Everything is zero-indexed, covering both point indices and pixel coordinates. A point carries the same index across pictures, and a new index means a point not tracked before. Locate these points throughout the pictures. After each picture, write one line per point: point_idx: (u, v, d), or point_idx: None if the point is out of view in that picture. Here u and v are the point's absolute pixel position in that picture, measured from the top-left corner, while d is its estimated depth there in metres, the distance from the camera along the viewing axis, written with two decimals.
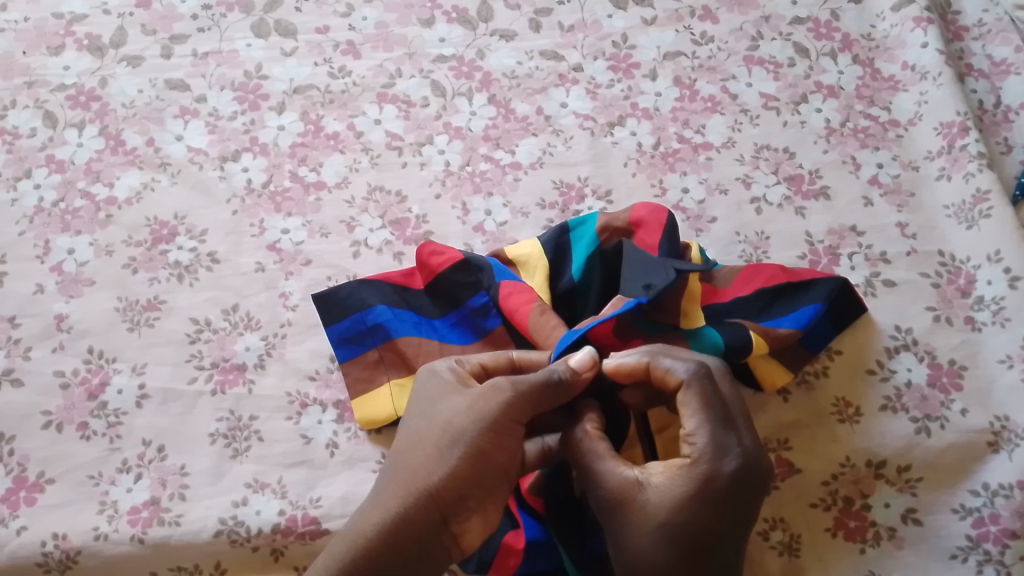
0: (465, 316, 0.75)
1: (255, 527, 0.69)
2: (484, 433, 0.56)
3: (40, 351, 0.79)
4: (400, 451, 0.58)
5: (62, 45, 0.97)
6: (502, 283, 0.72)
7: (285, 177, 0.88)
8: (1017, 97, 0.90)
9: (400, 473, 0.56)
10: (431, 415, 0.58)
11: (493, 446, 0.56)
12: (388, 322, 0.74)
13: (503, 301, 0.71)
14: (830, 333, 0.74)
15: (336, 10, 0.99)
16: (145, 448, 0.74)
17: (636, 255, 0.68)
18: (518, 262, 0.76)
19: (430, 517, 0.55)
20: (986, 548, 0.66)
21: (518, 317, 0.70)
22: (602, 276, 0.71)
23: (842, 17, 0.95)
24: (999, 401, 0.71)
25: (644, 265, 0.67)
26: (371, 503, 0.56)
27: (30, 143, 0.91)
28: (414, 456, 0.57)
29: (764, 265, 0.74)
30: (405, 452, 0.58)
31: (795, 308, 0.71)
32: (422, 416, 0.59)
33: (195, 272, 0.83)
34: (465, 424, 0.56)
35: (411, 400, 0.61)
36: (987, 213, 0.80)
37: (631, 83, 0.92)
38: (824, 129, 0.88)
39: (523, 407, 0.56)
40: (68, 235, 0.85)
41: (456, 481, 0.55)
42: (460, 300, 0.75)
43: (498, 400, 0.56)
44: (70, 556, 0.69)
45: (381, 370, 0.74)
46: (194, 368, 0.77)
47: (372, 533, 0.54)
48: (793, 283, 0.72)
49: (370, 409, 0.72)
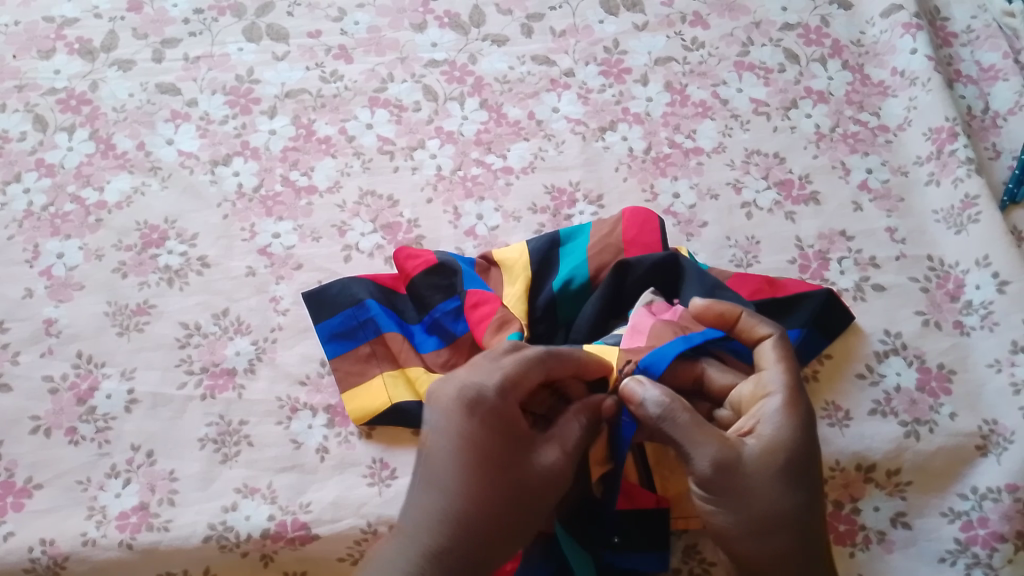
0: (434, 322, 0.73)
1: (245, 532, 0.69)
2: (539, 510, 0.53)
3: (28, 356, 0.78)
4: (444, 510, 0.51)
5: (53, 48, 0.97)
6: (470, 291, 0.72)
7: (276, 181, 0.88)
8: (1005, 103, 0.91)
9: (443, 536, 0.50)
10: (490, 483, 0.52)
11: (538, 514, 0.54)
12: (377, 317, 0.74)
13: (469, 309, 0.71)
14: (821, 345, 0.73)
15: (328, 15, 0.99)
16: (134, 452, 0.73)
17: (699, 273, 0.70)
18: (505, 265, 0.76)
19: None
20: (976, 551, 0.66)
21: (479, 329, 0.69)
22: (638, 278, 0.70)
23: (832, 22, 0.96)
24: (987, 404, 0.71)
25: (717, 289, 0.68)
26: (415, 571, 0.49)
27: (20, 147, 0.90)
28: (465, 526, 0.51)
29: (750, 275, 0.74)
30: (443, 511, 0.51)
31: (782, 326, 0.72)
32: (476, 474, 0.52)
33: (185, 276, 0.82)
34: (527, 497, 0.53)
35: (460, 441, 0.52)
36: (976, 218, 0.80)
37: (622, 88, 0.93)
38: (815, 134, 0.88)
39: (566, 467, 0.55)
40: (57, 239, 0.84)
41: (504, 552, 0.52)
42: (429, 304, 0.74)
43: (553, 477, 0.54)
44: (58, 562, 0.69)
45: (373, 363, 0.74)
46: (184, 373, 0.77)
47: None
48: (777, 301, 0.72)
49: (362, 401, 0.72)
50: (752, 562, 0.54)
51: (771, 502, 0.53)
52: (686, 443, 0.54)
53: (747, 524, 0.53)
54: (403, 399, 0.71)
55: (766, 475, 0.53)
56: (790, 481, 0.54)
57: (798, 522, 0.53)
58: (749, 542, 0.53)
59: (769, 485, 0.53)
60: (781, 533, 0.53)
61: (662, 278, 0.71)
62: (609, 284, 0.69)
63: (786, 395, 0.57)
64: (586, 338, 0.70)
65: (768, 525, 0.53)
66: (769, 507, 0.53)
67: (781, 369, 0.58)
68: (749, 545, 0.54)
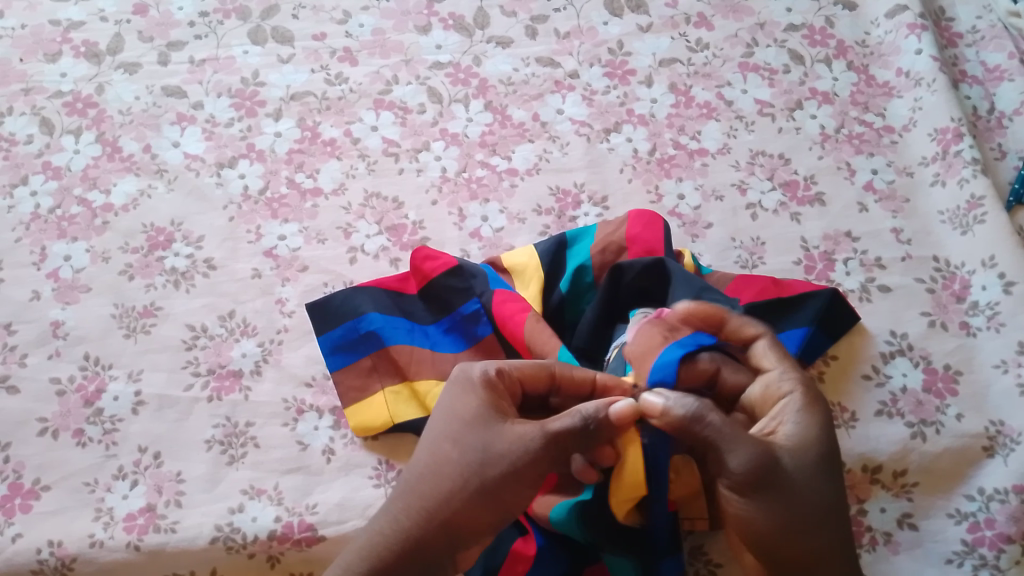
0: (457, 322, 0.74)
1: (251, 533, 0.69)
2: (509, 481, 0.54)
3: (36, 358, 0.79)
4: (418, 467, 0.55)
5: (59, 51, 0.98)
6: (494, 291, 0.72)
7: (281, 183, 0.88)
8: (1010, 103, 0.91)
9: (413, 488, 0.54)
10: (458, 444, 0.55)
11: (513, 492, 0.54)
12: (378, 330, 0.74)
13: (496, 309, 0.71)
14: (826, 344, 0.73)
15: (333, 17, 0.99)
16: (141, 454, 0.74)
17: (684, 275, 0.68)
18: (515, 270, 0.76)
19: (443, 545, 0.53)
20: (983, 552, 0.66)
21: (513, 324, 0.69)
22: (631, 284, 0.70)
23: (837, 23, 0.96)
24: (994, 405, 0.71)
25: (704, 291, 0.67)
26: (385, 516, 0.54)
27: (26, 150, 0.91)
28: (431, 481, 0.54)
29: (756, 277, 0.74)
30: (419, 470, 0.55)
31: (790, 326, 0.71)
32: (449, 438, 0.56)
33: (191, 278, 0.83)
34: (497, 469, 0.54)
35: (441, 411, 0.57)
36: (981, 219, 0.80)
37: (627, 89, 0.93)
38: (820, 135, 0.88)
39: (550, 450, 0.54)
40: (64, 241, 0.85)
41: (473, 518, 0.54)
42: (453, 306, 0.74)
43: (526, 448, 0.54)
44: (66, 563, 0.69)
45: (376, 377, 0.74)
46: (191, 374, 0.77)
47: (387, 554, 0.52)
48: (783, 299, 0.72)
49: (364, 415, 0.73)
50: (796, 563, 0.53)
51: (814, 492, 0.53)
52: (725, 442, 0.52)
53: (791, 520, 0.52)
54: (406, 417, 0.71)
55: (805, 468, 0.54)
56: (826, 472, 0.54)
57: (835, 513, 0.54)
58: (791, 542, 0.52)
59: (809, 476, 0.53)
60: (822, 531, 0.53)
61: (657, 283, 0.70)
62: (607, 288, 0.69)
63: (803, 392, 0.58)
64: (587, 342, 0.70)
65: (816, 519, 0.53)
66: (813, 502, 0.53)
67: (790, 366, 0.60)
68: (794, 544, 0.52)
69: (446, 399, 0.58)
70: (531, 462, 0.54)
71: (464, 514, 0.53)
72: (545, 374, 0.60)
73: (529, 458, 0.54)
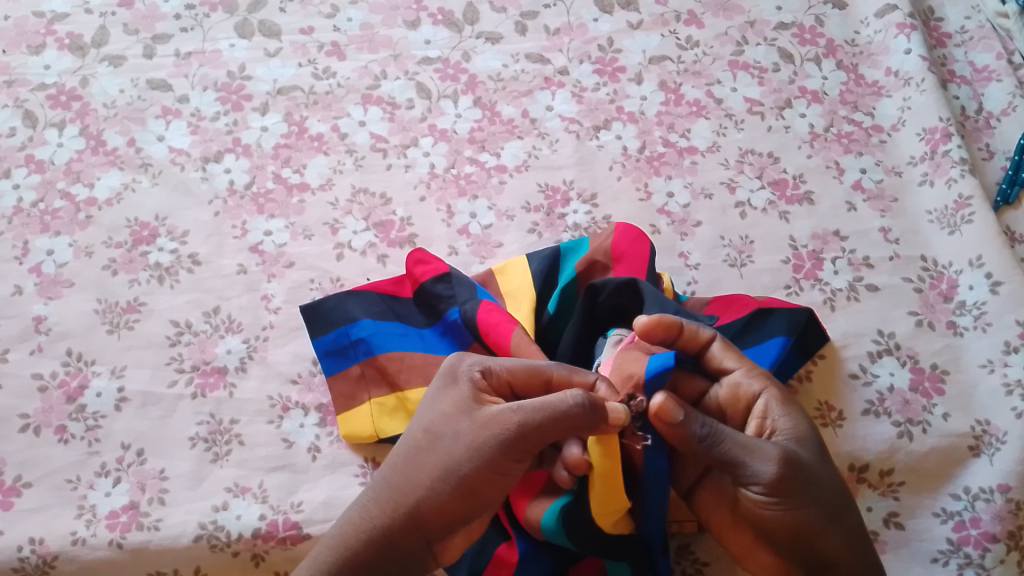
0: (450, 327, 0.73)
1: (236, 532, 0.68)
2: (479, 473, 0.53)
3: (18, 354, 0.78)
4: (398, 461, 0.56)
5: (43, 44, 0.96)
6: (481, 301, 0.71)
7: (268, 178, 0.87)
8: (998, 103, 0.91)
9: (387, 480, 0.55)
10: (434, 439, 0.55)
11: (484, 488, 0.53)
12: (370, 337, 0.73)
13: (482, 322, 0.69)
14: (797, 363, 0.72)
15: (321, 11, 0.98)
16: (124, 451, 0.73)
17: (659, 298, 0.67)
18: (510, 294, 0.75)
19: (414, 539, 0.53)
20: (968, 551, 0.66)
21: (498, 334, 0.68)
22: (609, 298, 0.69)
23: (826, 22, 0.96)
24: (980, 405, 0.72)
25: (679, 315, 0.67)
26: (360, 508, 0.54)
27: (9, 143, 0.89)
28: (405, 475, 0.55)
29: (737, 294, 0.74)
30: (397, 466, 0.56)
31: (768, 342, 0.70)
32: (426, 434, 0.56)
33: (176, 274, 0.82)
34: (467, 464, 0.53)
35: (424, 407, 0.58)
36: (969, 218, 0.80)
37: (616, 86, 0.92)
38: (809, 134, 0.88)
39: (523, 447, 0.53)
40: (47, 235, 0.84)
41: (441, 511, 0.54)
42: (440, 312, 0.74)
43: (497, 442, 0.53)
44: (47, 561, 0.68)
45: (362, 387, 0.73)
46: (175, 371, 0.77)
47: (357, 545, 0.52)
48: (762, 317, 0.71)
49: (354, 422, 0.72)
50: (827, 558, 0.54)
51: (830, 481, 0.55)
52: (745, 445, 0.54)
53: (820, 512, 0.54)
54: (393, 433, 0.70)
55: (815, 456, 0.57)
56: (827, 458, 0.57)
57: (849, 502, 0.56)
58: (816, 536, 0.54)
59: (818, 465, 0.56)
60: (843, 519, 0.55)
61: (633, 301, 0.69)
62: (582, 310, 0.68)
63: (773, 387, 0.60)
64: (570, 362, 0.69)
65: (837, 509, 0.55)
66: (831, 490, 0.55)
67: (748, 365, 0.61)
68: (825, 536, 0.54)
69: (430, 396, 0.58)
70: (502, 455, 0.53)
71: (434, 508, 0.53)
72: (537, 379, 0.58)
73: (500, 454, 0.53)
